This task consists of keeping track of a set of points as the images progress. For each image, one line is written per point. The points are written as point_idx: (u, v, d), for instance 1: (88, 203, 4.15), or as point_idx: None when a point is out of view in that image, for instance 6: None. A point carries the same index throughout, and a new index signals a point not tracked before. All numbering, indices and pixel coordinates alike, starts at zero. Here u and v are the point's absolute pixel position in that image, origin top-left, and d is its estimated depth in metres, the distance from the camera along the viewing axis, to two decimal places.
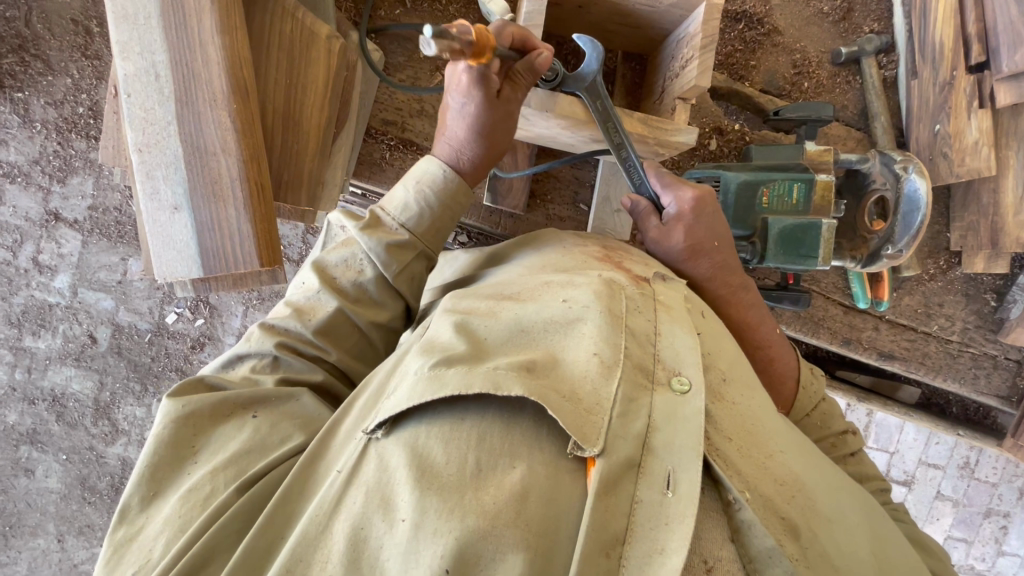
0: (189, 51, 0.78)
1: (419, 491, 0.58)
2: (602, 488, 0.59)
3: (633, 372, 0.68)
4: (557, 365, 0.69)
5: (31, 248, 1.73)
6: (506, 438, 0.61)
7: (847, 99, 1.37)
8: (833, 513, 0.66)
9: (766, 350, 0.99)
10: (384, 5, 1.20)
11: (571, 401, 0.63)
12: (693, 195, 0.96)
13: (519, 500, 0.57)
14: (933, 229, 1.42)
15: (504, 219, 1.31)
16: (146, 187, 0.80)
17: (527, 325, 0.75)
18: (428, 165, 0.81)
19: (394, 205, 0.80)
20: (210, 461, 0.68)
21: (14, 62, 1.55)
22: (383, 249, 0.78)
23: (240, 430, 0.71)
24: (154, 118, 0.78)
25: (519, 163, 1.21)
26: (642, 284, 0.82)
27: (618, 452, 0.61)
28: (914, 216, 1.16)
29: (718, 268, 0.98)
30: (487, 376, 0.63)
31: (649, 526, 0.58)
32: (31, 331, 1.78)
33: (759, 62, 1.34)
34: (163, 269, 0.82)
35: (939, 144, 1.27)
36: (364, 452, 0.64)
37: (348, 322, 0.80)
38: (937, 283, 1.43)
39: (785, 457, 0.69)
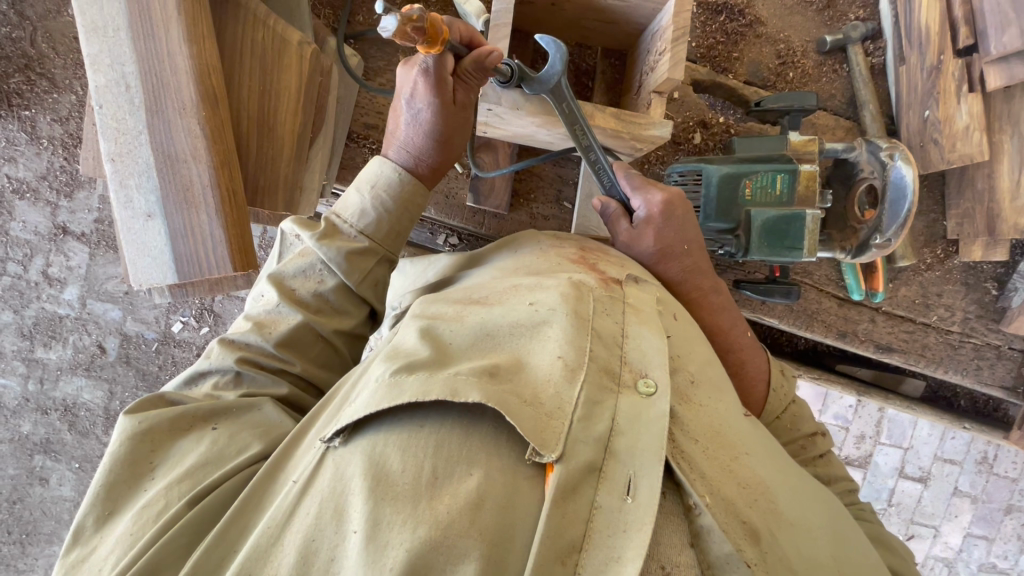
0: (159, 60, 0.79)
1: (372, 501, 0.58)
2: (559, 494, 0.60)
3: (598, 375, 0.69)
4: (522, 370, 0.70)
5: (40, 262, 1.77)
6: (463, 445, 0.62)
7: (834, 87, 1.35)
8: (795, 516, 0.67)
9: (738, 349, 0.98)
10: (363, 10, 1.21)
11: (532, 406, 0.64)
12: (661, 198, 0.95)
13: (474, 507, 0.58)
14: (928, 217, 1.38)
15: (488, 219, 1.31)
16: (120, 195, 0.81)
17: (492, 329, 0.76)
18: (383, 168, 0.82)
19: (349, 211, 0.82)
20: (167, 476, 0.69)
21: (20, 81, 1.59)
22: (343, 258, 0.79)
23: (196, 443, 0.72)
24: (125, 128, 0.80)
25: (499, 162, 1.21)
26: (612, 288, 0.82)
27: (579, 456, 0.62)
28: (901, 204, 1.12)
29: (687, 270, 0.97)
30: (446, 382, 0.64)
31: (607, 532, 0.59)
32: (42, 343, 1.83)
33: (743, 53, 1.33)
34: (140, 276, 0.83)
35: (929, 130, 1.25)
36: (322, 462, 0.64)
37: (310, 333, 0.80)
38: (934, 272, 1.40)
39: (750, 459, 0.70)
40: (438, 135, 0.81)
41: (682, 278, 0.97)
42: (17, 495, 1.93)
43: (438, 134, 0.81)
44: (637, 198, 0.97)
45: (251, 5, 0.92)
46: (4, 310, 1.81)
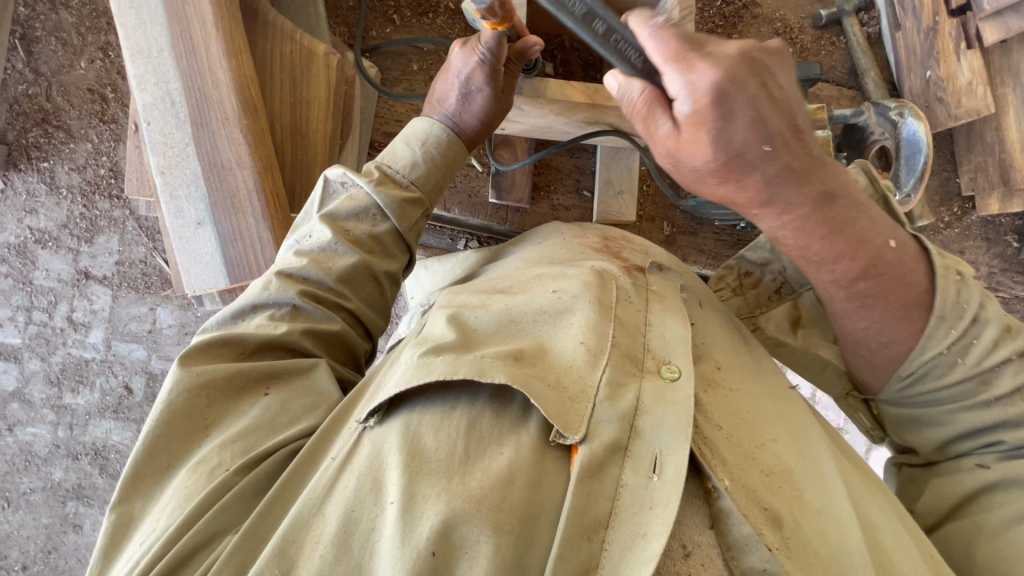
0: (200, 76, 0.83)
1: (409, 474, 0.60)
2: (585, 472, 0.62)
3: (621, 360, 0.73)
4: (548, 355, 0.74)
5: (65, 307, 1.81)
6: (495, 426, 0.65)
7: (834, 60, 1.39)
8: (819, 501, 0.69)
9: (869, 309, 0.74)
10: (376, 25, 1.28)
11: (556, 389, 0.67)
12: (709, 66, 0.58)
13: (506, 483, 0.61)
14: (941, 176, 1.41)
15: (510, 215, 1.33)
16: (171, 206, 0.85)
17: (516, 315, 0.79)
18: (433, 130, 0.91)
19: (400, 163, 0.89)
20: (221, 434, 0.70)
21: (39, 135, 1.66)
22: (398, 206, 0.86)
23: (252, 405, 0.73)
24: (173, 142, 0.84)
25: (518, 156, 1.26)
26: (635, 276, 0.87)
27: (602, 436, 0.65)
28: (917, 158, 1.14)
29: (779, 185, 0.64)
30: (473, 363, 0.67)
31: (634, 510, 0.61)
32: (70, 389, 1.85)
33: (742, 35, 1.37)
34: (193, 283, 0.86)
35: (933, 89, 1.28)
36: (358, 440, 0.66)
37: (363, 273, 0.84)
38: (953, 230, 1.42)
39: (776, 445, 0.72)
40: (484, 114, 0.91)
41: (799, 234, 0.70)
42: (52, 544, 1.93)
43: (486, 115, 0.92)
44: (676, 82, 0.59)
45: (279, 24, 0.98)
46: (32, 358, 1.85)
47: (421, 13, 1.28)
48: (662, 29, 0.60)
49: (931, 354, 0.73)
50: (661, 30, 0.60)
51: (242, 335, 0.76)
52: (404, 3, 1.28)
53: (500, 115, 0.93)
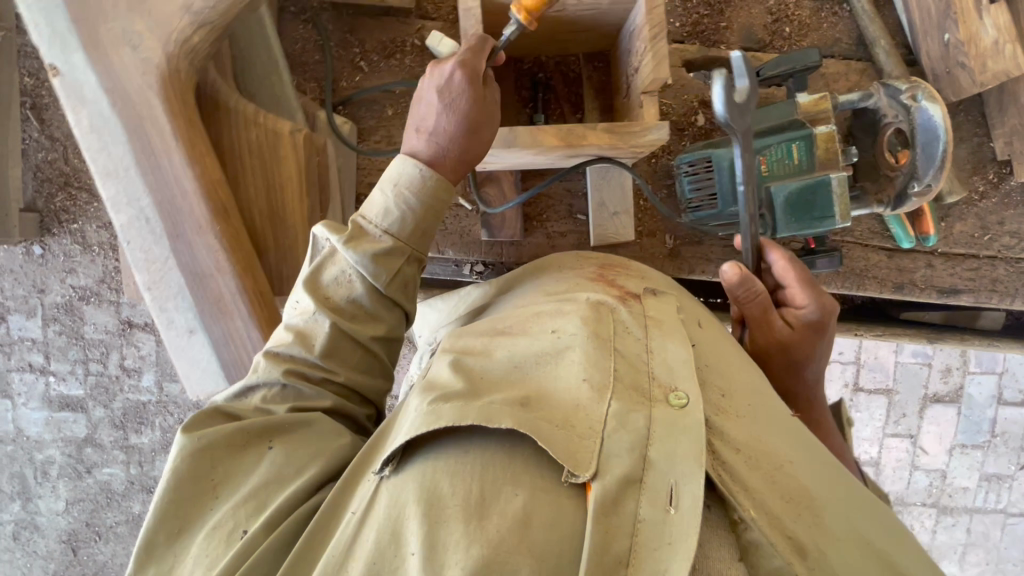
0: (168, 188, 0.84)
1: (428, 524, 0.60)
2: (600, 509, 0.61)
3: (626, 391, 0.72)
4: (550, 395, 0.72)
5: (116, 356, 1.90)
6: (508, 466, 0.64)
7: (839, 30, 1.26)
8: (838, 528, 0.69)
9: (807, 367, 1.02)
10: (344, 74, 1.25)
11: (564, 428, 0.66)
12: (822, 309, 1.00)
13: (523, 525, 0.60)
14: (972, 141, 1.28)
15: (505, 249, 1.30)
16: (162, 319, 0.87)
17: (520, 361, 0.78)
18: (405, 167, 0.85)
19: (374, 212, 0.84)
20: (231, 498, 0.73)
21: (64, 198, 1.71)
22: (370, 261, 0.82)
23: (257, 462, 0.75)
24: (154, 257, 0.86)
25: (505, 193, 1.23)
26: (630, 302, 0.87)
27: (613, 470, 0.64)
28: (934, 146, 1.04)
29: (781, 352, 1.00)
30: (479, 410, 0.66)
31: (654, 546, 0.60)
32: (134, 430, 1.98)
33: (731, 20, 1.26)
34: (196, 389, 0.91)
35: (953, 54, 1.15)
36: (376, 491, 0.66)
37: (346, 339, 0.84)
38: (990, 201, 1.30)
39: (793, 466, 0.72)
40: (466, 120, 0.84)
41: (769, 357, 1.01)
42: None
43: (469, 120, 0.84)
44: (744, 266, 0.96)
45: (240, 108, 0.97)
46: (96, 407, 1.97)
47: (388, 55, 1.24)
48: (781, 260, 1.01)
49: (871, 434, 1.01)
50: (792, 265, 1.00)
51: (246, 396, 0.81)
52: (371, 47, 1.24)
53: (483, 126, 0.86)
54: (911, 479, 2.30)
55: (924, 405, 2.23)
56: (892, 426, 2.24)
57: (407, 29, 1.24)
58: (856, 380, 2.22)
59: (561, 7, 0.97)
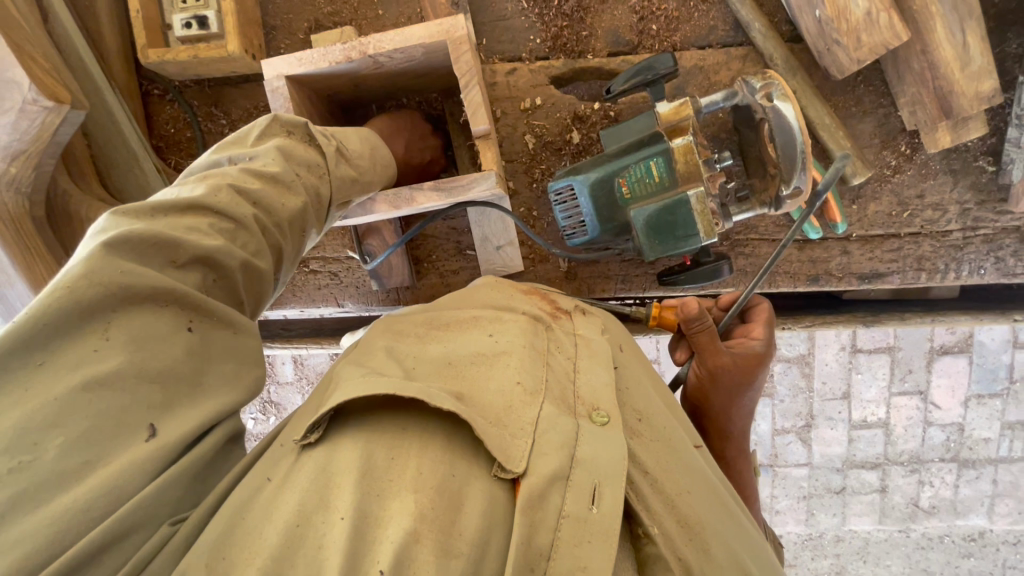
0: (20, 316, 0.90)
1: (361, 492, 0.60)
2: (528, 503, 0.65)
3: (555, 397, 0.78)
4: (482, 391, 0.76)
5: None
6: (448, 446, 0.66)
7: (712, 17, 1.18)
8: (724, 556, 0.78)
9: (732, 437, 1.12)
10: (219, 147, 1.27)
11: (497, 426, 0.70)
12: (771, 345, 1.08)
13: (456, 508, 0.61)
14: (876, 114, 1.18)
15: (402, 294, 1.30)
16: None
17: (454, 358, 0.82)
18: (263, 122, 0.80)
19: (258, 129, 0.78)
20: (127, 357, 0.54)
21: None
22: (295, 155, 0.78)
23: (172, 330, 0.59)
24: None
25: (387, 241, 1.23)
26: (556, 322, 0.96)
27: (541, 469, 0.68)
28: (793, 147, 0.95)
29: (736, 426, 1.11)
30: (418, 389, 0.67)
31: (573, 545, 0.64)
32: None
33: (595, 27, 1.20)
34: None
35: (826, 30, 1.05)
36: (297, 457, 0.65)
37: (271, 206, 0.72)
38: (905, 174, 1.20)
39: (691, 496, 0.81)
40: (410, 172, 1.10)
41: (723, 410, 1.08)
42: None
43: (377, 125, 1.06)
44: (762, 330, 1.08)
45: (93, 217, 1.02)
46: None
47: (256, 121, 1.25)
48: (761, 307, 1.12)
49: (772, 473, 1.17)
50: (764, 314, 1.11)
51: (181, 238, 0.61)
52: (238, 116, 1.25)
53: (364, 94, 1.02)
54: (926, 436, 1.94)
55: (931, 357, 1.88)
56: (898, 384, 1.90)
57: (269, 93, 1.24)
58: (854, 342, 1.89)
59: (377, 64, 0.95)
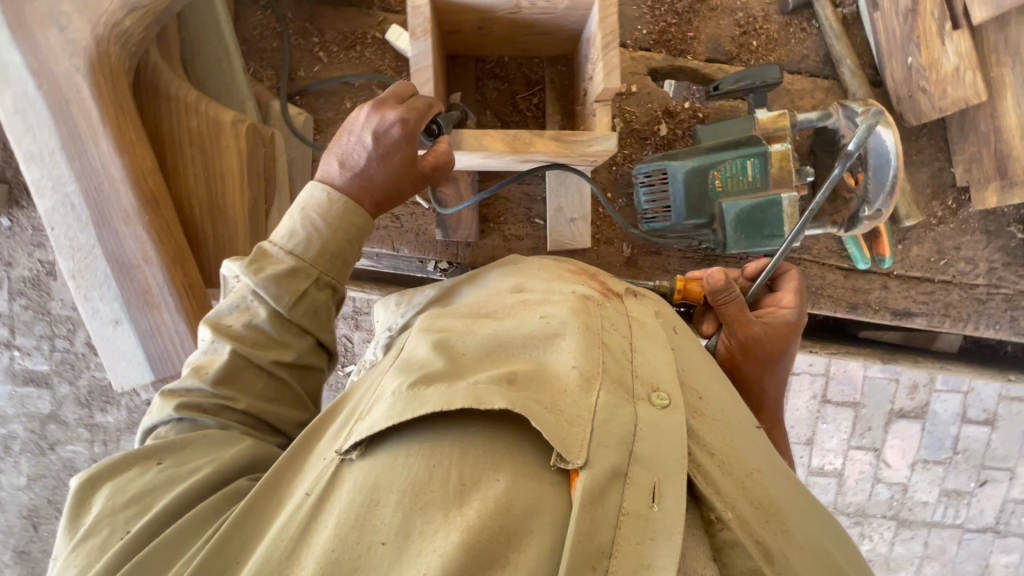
0: (95, 175, 0.82)
1: (404, 510, 0.58)
2: (586, 499, 0.59)
3: (610, 384, 0.72)
4: (537, 377, 0.71)
5: (82, 334, 1.63)
6: (491, 449, 0.62)
7: (806, 47, 1.25)
8: (803, 538, 0.71)
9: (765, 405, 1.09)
10: (303, 65, 1.22)
11: (554, 412, 0.65)
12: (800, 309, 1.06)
13: (504, 511, 0.58)
14: (933, 167, 1.28)
15: (461, 249, 1.29)
16: (86, 308, 0.85)
17: (504, 339, 0.78)
18: (314, 191, 0.80)
19: (278, 233, 0.79)
20: (114, 497, 0.66)
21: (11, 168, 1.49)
22: (272, 285, 0.76)
23: (144, 470, 0.68)
24: (79, 244, 0.84)
25: (462, 192, 1.20)
26: (610, 301, 0.89)
27: (602, 461, 0.62)
28: (885, 172, 1.03)
29: (768, 395, 1.08)
30: (467, 392, 0.65)
31: (636, 541, 0.58)
32: (97, 409, 1.70)
33: (700, 30, 1.25)
34: (120, 379, 0.87)
35: (914, 78, 1.13)
36: (339, 474, 0.63)
37: (244, 366, 0.75)
38: (948, 226, 1.30)
39: (763, 475, 0.75)
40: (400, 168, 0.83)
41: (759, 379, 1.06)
42: None
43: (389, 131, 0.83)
44: (790, 295, 1.06)
45: (182, 95, 0.95)
46: (54, 387, 1.68)
47: (349, 46, 1.22)
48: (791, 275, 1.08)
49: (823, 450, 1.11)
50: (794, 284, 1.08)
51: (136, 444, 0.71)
52: (331, 37, 1.22)
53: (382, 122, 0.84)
54: (872, 492, 1.89)
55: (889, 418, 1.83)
56: (857, 438, 1.84)
57: (368, 22, 1.21)
58: (824, 392, 1.80)
59: (516, 9, 0.95)
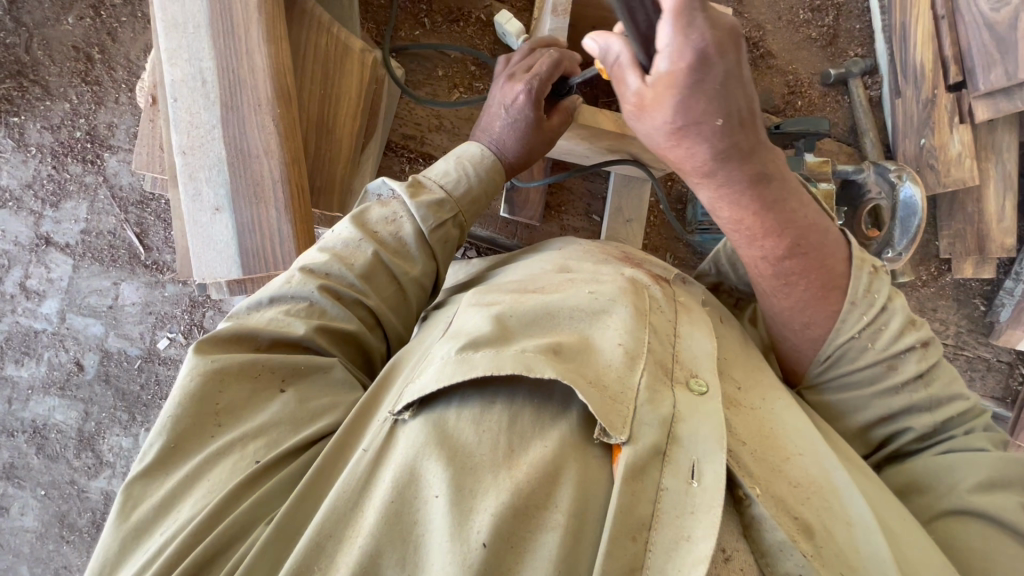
0: (236, 58, 0.81)
1: (455, 471, 0.54)
2: (630, 475, 0.56)
3: (653, 367, 0.66)
4: (581, 353, 0.65)
5: (18, 273, 1.54)
6: (538, 420, 0.59)
7: (837, 116, 1.46)
8: (848, 510, 0.61)
9: (795, 282, 0.74)
10: (405, 26, 1.26)
11: (598, 388, 0.60)
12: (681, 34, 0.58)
13: (551, 480, 0.55)
14: (922, 238, 1.50)
15: (519, 230, 1.33)
16: (189, 188, 0.82)
17: (553, 309, 0.70)
18: (470, 148, 0.89)
19: (434, 171, 0.85)
20: (237, 429, 0.61)
21: (12, 87, 1.45)
22: (426, 210, 0.80)
23: (267, 402, 0.64)
24: (199, 122, 0.81)
25: (534, 173, 1.26)
26: (662, 285, 0.79)
27: (646, 437, 0.58)
28: (910, 220, 1.22)
29: (755, 211, 0.71)
30: (517, 359, 0.59)
31: (675, 514, 0.55)
32: (13, 360, 1.56)
33: (756, 82, 1.43)
34: (202, 269, 0.83)
35: (926, 155, 1.36)
36: (391, 435, 0.58)
37: (383, 270, 0.77)
38: (929, 289, 1.51)
39: (803, 460, 0.65)
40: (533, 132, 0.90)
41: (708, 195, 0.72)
42: None
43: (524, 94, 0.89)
44: (665, 23, 0.58)
45: (317, 13, 0.95)
46: None
47: (453, 20, 1.28)
48: None
49: (843, 338, 0.74)
50: None
51: (258, 331, 0.67)
52: (437, 8, 1.27)
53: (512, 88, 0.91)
54: None
55: None
56: None
57: (476, 3, 1.28)
58: None
59: None
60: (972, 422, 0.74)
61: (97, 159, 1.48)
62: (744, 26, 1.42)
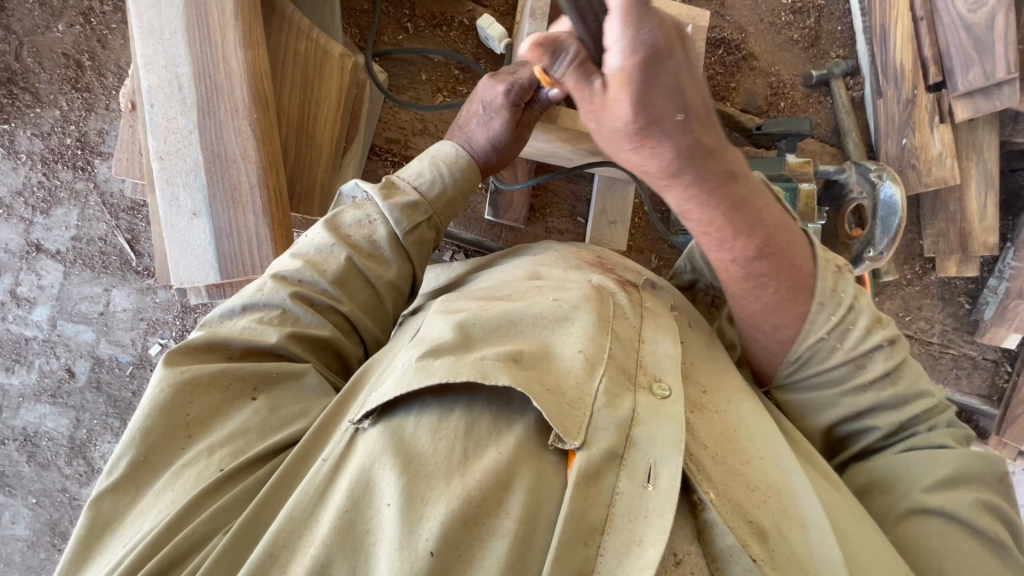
0: (212, 64, 0.81)
1: (407, 478, 0.54)
2: (582, 480, 0.56)
3: (614, 372, 0.66)
4: (540, 359, 0.66)
5: (9, 280, 1.54)
6: (495, 428, 0.59)
7: (820, 117, 1.47)
8: (803, 516, 0.60)
9: (765, 285, 0.73)
10: (388, 31, 1.27)
11: (554, 394, 0.60)
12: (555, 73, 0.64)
13: (502, 487, 0.55)
14: (906, 237, 1.51)
15: (505, 232, 1.34)
16: (167, 193, 0.82)
17: (516, 316, 0.70)
18: (443, 148, 0.90)
19: (407, 172, 0.86)
20: (206, 438, 0.61)
21: (2, 94, 1.45)
22: (398, 210, 0.80)
23: (238, 408, 0.64)
24: (176, 127, 0.82)
25: (518, 176, 1.27)
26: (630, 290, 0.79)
27: (601, 442, 0.59)
28: (891, 220, 1.22)
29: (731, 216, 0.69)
30: (473, 365, 0.59)
31: (628, 518, 0.55)
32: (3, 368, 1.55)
33: (739, 84, 1.44)
34: (180, 274, 0.84)
35: (907, 155, 1.38)
36: (350, 443, 0.59)
37: (356, 274, 0.77)
38: (914, 287, 1.52)
39: (765, 463, 0.65)
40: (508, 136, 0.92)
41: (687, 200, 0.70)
42: None
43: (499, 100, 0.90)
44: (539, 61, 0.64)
45: (295, 18, 0.96)
46: None
47: (436, 24, 1.28)
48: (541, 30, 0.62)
49: (814, 338, 0.74)
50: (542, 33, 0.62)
51: (228, 341, 0.67)
52: (420, 13, 1.28)
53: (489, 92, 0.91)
54: None
55: None
56: None
57: (459, 7, 1.29)
58: None
59: None
60: (937, 420, 0.74)
61: (88, 165, 1.49)
62: (727, 29, 1.43)
